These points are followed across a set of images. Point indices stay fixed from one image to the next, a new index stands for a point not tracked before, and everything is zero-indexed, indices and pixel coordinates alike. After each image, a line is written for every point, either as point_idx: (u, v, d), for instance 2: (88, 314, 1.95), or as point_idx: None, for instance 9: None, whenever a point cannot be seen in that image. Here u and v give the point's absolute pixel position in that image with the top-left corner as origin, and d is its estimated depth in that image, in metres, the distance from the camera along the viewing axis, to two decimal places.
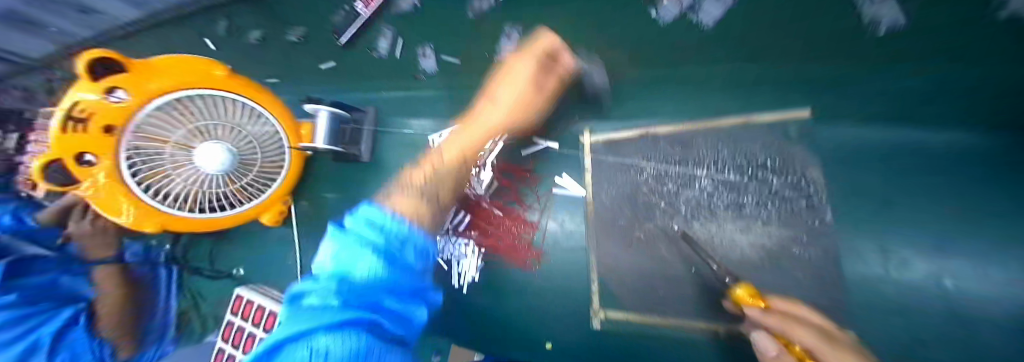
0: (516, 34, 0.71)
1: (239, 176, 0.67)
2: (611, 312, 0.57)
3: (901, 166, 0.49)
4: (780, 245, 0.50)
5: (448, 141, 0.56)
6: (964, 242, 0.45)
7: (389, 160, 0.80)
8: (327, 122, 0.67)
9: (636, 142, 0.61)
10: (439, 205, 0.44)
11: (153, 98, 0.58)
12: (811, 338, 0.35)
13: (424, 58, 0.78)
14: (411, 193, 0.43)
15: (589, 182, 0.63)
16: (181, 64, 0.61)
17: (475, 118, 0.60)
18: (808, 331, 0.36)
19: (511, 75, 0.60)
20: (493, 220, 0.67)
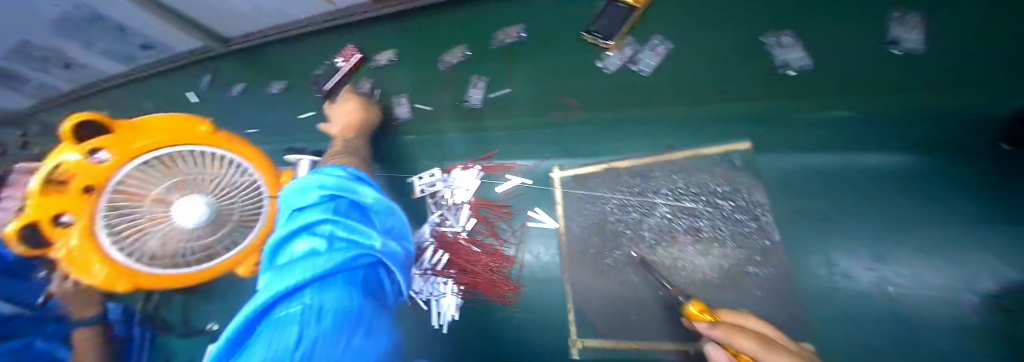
0: (483, 81, 0.82)
1: (218, 229, 0.64)
2: (588, 341, 0.58)
3: (828, 186, 0.56)
4: (738, 266, 0.53)
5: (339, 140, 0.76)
6: (889, 251, 0.51)
7: None
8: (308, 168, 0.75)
9: (599, 175, 0.66)
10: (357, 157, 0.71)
11: (130, 159, 0.66)
12: (749, 344, 0.37)
13: (399, 106, 0.83)
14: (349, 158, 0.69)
15: (560, 214, 0.66)
16: (177, 124, 0.76)
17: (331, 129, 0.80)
18: (750, 338, 0.38)
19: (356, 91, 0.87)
20: (472, 256, 0.67)
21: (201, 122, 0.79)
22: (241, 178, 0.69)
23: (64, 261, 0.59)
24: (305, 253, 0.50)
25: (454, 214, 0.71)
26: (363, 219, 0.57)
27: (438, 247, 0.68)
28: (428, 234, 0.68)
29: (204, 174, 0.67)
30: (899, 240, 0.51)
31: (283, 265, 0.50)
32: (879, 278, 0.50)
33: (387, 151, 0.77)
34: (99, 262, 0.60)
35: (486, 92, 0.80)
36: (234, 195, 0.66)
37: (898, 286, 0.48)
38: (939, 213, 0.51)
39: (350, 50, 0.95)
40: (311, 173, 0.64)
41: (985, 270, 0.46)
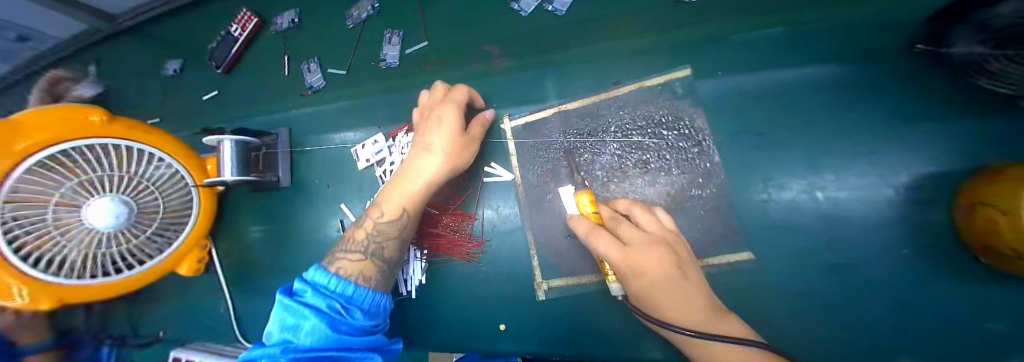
0: (396, 35, 0.70)
1: (137, 232, 0.62)
2: (553, 281, 0.61)
3: (765, 103, 0.58)
4: (683, 191, 0.56)
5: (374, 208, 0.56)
6: (816, 158, 0.55)
7: (320, 180, 0.76)
8: (231, 153, 0.66)
9: (549, 121, 0.64)
10: (388, 261, 0.53)
11: (20, 159, 0.51)
12: (583, 226, 0.50)
13: (310, 73, 0.76)
14: (355, 257, 0.51)
15: (515, 165, 0.65)
16: (70, 116, 0.54)
17: (403, 174, 0.55)
18: (583, 222, 0.51)
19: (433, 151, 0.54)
20: (430, 219, 0.67)
21: (93, 108, 0.57)
22: (157, 171, 0.63)
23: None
24: (292, 325, 0.43)
25: None
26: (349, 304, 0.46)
27: None
28: None
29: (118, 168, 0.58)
30: (828, 148, 0.55)
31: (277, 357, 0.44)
32: (805, 186, 0.55)
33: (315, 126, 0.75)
34: (20, 283, 0.53)
35: (401, 47, 0.70)
36: (156, 189, 0.63)
37: (821, 192, 0.54)
38: (865, 116, 0.54)
39: (246, 13, 0.78)
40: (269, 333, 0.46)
41: (889, 164, 0.52)
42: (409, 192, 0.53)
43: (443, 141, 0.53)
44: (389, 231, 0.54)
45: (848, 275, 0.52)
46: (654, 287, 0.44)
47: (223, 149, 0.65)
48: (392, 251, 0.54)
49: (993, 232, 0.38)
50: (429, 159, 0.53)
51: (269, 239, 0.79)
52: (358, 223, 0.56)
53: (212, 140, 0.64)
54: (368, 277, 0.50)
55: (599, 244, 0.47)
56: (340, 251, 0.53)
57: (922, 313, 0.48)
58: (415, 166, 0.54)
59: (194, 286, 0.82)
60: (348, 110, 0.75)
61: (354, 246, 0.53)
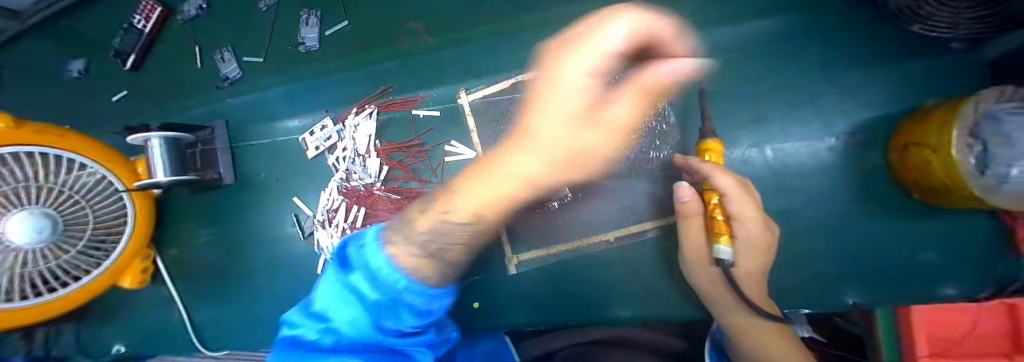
0: (314, 16, 0.64)
1: (61, 250, 0.55)
2: (523, 256, 0.62)
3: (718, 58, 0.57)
4: (642, 154, 0.56)
5: (450, 196, 0.33)
6: (765, 113, 0.57)
7: (268, 173, 0.71)
8: (162, 153, 0.59)
9: (506, 93, 0.61)
10: (453, 266, 0.35)
11: None
12: (727, 179, 0.42)
13: (225, 63, 0.70)
14: (409, 255, 0.31)
15: (476, 140, 0.61)
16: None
17: (490, 165, 0.32)
18: (727, 174, 0.42)
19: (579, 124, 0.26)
20: (392, 205, 0.61)
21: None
22: (84, 179, 0.57)
23: None
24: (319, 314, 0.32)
25: (361, 166, 0.63)
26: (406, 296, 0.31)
27: (352, 205, 0.63)
28: (336, 193, 0.63)
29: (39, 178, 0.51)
30: (777, 102, 0.56)
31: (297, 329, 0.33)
32: (755, 140, 0.57)
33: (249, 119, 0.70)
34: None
35: (320, 30, 0.64)
36: (84, 200, 0.56)
37: (769, 146, 0.56)
38: (810, 68, 0.55)
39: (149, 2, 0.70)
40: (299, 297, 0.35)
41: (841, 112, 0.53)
42: (490, 194, 0.29)
43: (542, 153, 0.26)
44: (457, 234, 0.32)
45: (794, 220, 0.56)
46: (748, 243, 0.44)
47: (151, 148, 0.58)
48: (457, 256, 0.35)
49: (925, 167, 0.41)
50: (535, 161, 0.27)
51: (222, 241, 0.74)
52: (430, 199, 0.36)
53: (135, 139, 0.56)
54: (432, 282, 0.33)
55: (744, 206, 0.42)
56: (393, 227, 0.35)
57: (854, 249, 0.54)
58: (503, 162, 0.29)
59: (142, 298, 0.75)
60: (289, 95, 0.69)
61: (409, 235, 0.33)
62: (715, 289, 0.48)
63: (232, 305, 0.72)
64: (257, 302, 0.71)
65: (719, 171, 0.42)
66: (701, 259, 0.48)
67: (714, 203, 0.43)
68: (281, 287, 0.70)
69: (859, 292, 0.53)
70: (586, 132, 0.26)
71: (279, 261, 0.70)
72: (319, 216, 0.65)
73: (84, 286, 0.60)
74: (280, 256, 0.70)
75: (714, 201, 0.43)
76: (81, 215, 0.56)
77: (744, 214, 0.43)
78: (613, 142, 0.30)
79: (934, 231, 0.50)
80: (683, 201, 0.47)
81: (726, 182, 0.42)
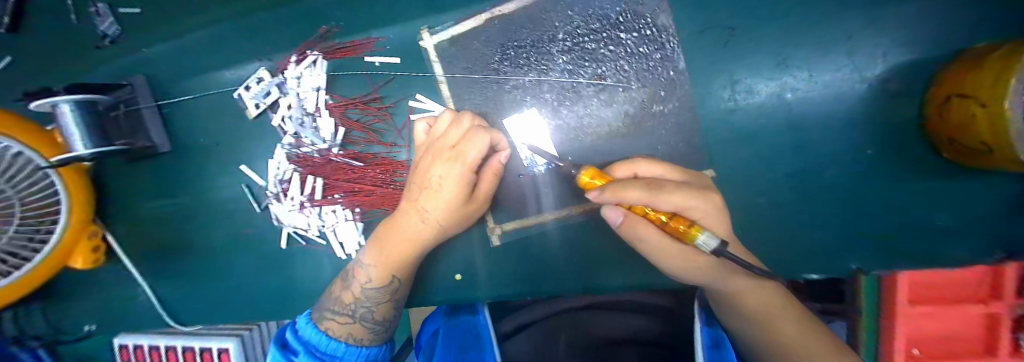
0: None
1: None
2: (507, 225, 0.56)
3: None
4: (643, 108, 0.47)
5: (362, 261, 0.49)
6: (790, 52, 0.46)
7: (206, 138, 0.61)
8: (79, 122, 0.48)
9: (482, 32, 0.50)
10: (381, 322, 0.49)
11: None
12: (637, 193, 0.30)
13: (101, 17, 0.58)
14: (343, 320, 0.47)
15: (446, 95, 0.52)
16: None
17: (398, 220, 0.47)
18: (634, 186, 0.31)
19: (448, 168, 0.42)
20: (355, 174, 0.55)
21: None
22: None
23: None
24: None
25: (311, 127, 0.53)
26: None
27: (306, 174, 0.55)
28: (286, 161, 0.55)
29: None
30: (806, 39, 0.46)
31: None
32: (775, 87, 0.47)
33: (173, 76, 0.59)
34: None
35: None
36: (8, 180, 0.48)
37: (791, 92, 0.47)
38: None
39: None
40: None
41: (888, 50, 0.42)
42: (410, 236, 0.47)
43: (441, 199, 0.44)
44: (379, 295, 0.48)
45: (807, 181, 0.49)
46: (708, 220, 0.34)
47: (61, 116, 0.47)
48: (384, 312, 0.49)
49: (968, 124, 0.32)
50: (436, 204, 0.45)
51: (171, 214, 0.67)
52: (349, 273, 0.51)
53: (37, 106, 0.45)
54: (359, 340, 0.47)
55: (669, 201, 0.31)
56: (325, 303, 0.50)
57: (872, 212, 0.48)
58: (420, 208, 0.45)
59: (101, 278, 0.71)
60: (213, 41, 0.57)
61: (341, 307, 0.48)
62: (697, 273, 0.38)
63: (197, 283, 0.67)
64: (224, 278, 0.66)
65: (620, 186, 0.31)
66: (682, 250, 0.36)
67: (651, 214, 0.32)
68: (246, 262, 0.65)
69: (867, 258, 0.48)
70: (435, 195, 0.44)
71: (240, 236, 0.64)
72: (272, 188, 0.57)
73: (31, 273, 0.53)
74: (237, 230, 0.64)
75: (651, 212, 0.32)
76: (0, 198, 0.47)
77: (680, 201, 0.32)
78: (482, 202, 0.48)
79: (964, 191, 0.44)
80: (618, 225, 0.37)
81: (634, 194, 0.31)
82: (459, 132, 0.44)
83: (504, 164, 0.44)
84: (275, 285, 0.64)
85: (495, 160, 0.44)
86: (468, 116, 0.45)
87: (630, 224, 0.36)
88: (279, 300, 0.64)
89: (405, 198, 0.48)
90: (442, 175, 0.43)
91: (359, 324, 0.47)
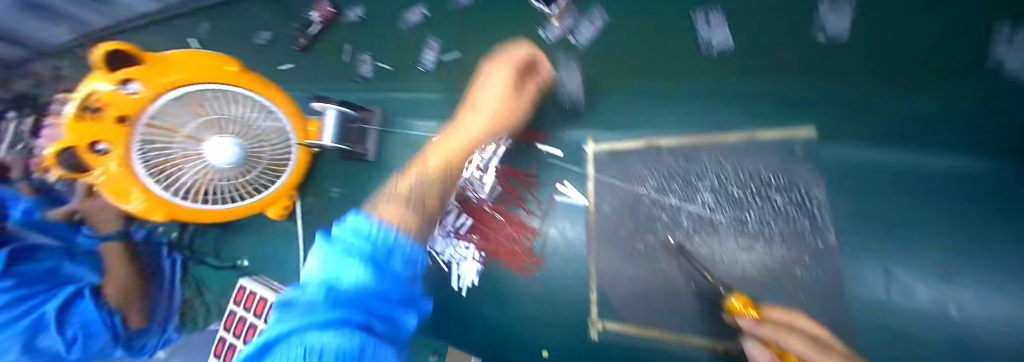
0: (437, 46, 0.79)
1: (247, 171, 0.74)
2: (611, 324, 0.58)
3: (885, 187, 0.45)
4: (782, 265, 0.50)
5: (421, 170, 0.61)
6: None
7: (397, 160, 0.82)
8: (333, 122, 0.74)
9: (638, 154, 0.61)
10: (421, 210, 0.53)
11: (162, 94, 0.64)
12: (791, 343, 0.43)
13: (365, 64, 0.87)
14: (396, 204, 0.50)
15: (591, 191, 0.64)
16: (199, 62, 0.68)
17: (453, 131, 0.68)
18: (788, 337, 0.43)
19: (493, 85, 0.68)
20: (496, 224, 0.68)
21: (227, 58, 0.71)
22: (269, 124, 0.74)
23: (108, 183, 0.66)
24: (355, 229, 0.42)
25: (479, 181, 0.69)
26: (392, 295, 0.39)
27: (461, 213, 0.69)
28: (452, 198, 0.70)
29: (231, 115, 0.69)
30: None
31: (266, 346, 0.31)
32: None
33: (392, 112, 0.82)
34: (138, 190, 0.67)
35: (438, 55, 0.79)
36: (267, 142, 0.74)
37: None
38: None
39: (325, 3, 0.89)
40: (319, 254, 0.40)
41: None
42: (466, 137, 0.66)
43: (486, 111, 0.67)
44: (427, 191, 0.57)
45: None
46: None
47: (327, 116, 0.74)
48: (431, 205, 0.57)
49: None
50: (477, 122, 0.67)
51: (343, 203, 0.87)
52: (391, 187, 0.58)
53: (320, 107, 0.73)
54: (405, 220, 0.48)
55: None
56: (379, 201, 0.53)
57: None
58: (458, 130, 0.67)
59: (271, 230, 0.91)
60: (434, 100, 0.80)
61: (395, 202, 0.51)
62: None
63: None
64: None
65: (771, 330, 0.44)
66: None
67: None
68: None
69: None
70: (511, 100, 0.67)
71: None
72: None
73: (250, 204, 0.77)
74: None
75: None
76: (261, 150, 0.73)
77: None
78: (518, 104, 0.67)
79: None
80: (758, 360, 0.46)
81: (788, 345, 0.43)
82: (501, 76, 0.68)
83: (551, 87, 0.68)
84: None
85: (536, 84, 0.67)
86: (513, 53, 0.69)
87: None
88: None
89: (441, 138, 0.68)
90: (488, 93, 0.68)
91: (410, 204, 0.52)
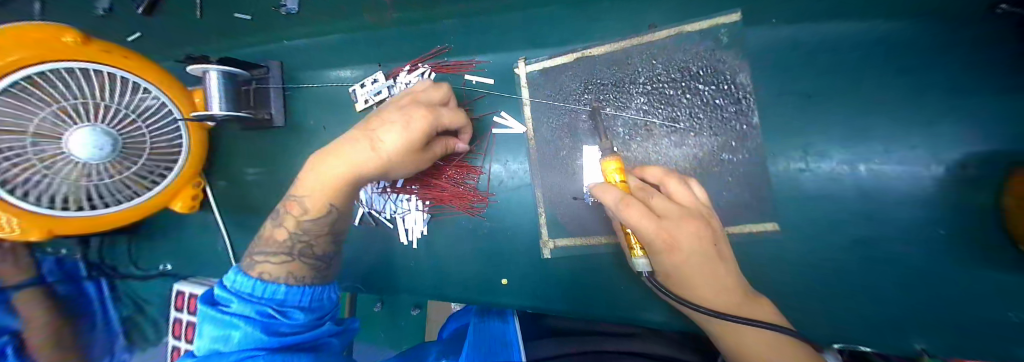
0: None
1: (123, 166, 0.53)
2: (560, 241, 0.59)
3: (784, 57, 0.50)
4: (711, 154, 0.51)
5: (295, 195, 0.49)
6: (866, 125, 0.47)
7: (314, 121, 0.72)
8: (219, 86, 0.59)
9: (571, 67, 0.58)
10: (320, 259, 0.51)
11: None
12: (613, 195, 0.43)
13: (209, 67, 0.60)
14: (278, 259, 0.47)
15: (528, 116, 0.60)
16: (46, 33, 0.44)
17: (341, 147, 0.46)
18: (613, 191, 0.43)
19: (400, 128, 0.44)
20: (434, 170, 0.63)
21: (69, 29, 0.46)
22: (143, 100, 0.53)
23: None
24: (220, 334, 0.39)
25: None
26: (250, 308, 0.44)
27: None
28: None
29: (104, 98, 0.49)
30: (886, 114, 0.47)
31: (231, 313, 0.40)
32: (849, 156, 0.48)
33: (300, 66, 0.72)
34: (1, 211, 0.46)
35: None
36: (141, 121, 0.53)
37: (865, 164, 0.48)
38: (939, 80, 0.44)
39: None
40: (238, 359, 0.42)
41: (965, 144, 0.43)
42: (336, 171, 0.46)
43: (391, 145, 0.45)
44: (316, 228, 0.50)
45: (874, 254, 0.48)
46: (691, 265, 0.42)
47: (209, 80, 0.58)
48: (322, 247, 0.51)
49: None
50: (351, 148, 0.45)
51: (262, 180, 0.76)
52: (280, 210, 0.50)
53: (196, 70, 0.56)
54: (300, 277, 0.48)
55: (630, 221, 0.41)
56: (260, 247, 0.49)
57: (941, 298, 0.46)
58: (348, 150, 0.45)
59: (192, 224, 0.81)
60: (341, 43, 0.68)
61: (275, 246, 0.48)
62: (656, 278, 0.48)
63: None
64: None
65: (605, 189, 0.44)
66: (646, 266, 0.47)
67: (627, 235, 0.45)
68: None
69: (933, 340, 0.46)
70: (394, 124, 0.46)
71: None
72: None
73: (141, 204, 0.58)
74: None
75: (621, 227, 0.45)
76: (135, 133, 0.53)
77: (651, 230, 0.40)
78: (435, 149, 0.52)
79: None
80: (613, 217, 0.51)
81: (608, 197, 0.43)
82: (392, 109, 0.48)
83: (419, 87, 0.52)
84: None
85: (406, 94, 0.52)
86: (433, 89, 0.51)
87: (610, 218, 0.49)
88: None
89: (347, 136, 0.47)
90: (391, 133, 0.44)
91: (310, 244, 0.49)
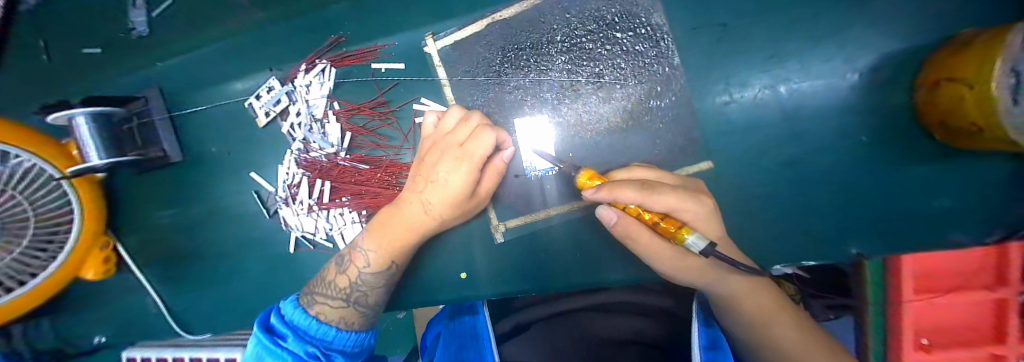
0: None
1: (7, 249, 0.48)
2: (510, 222, 0.57)
3: None
4: (640, 103, 0.49)
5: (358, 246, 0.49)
6: (780, 46, 0.47)
7: (218, 147, 0.64)
8: (93, 134, 0.50)
9: (483, 36, 0.53)
10: (374, 308, 0.50)
11: None
12: (630, 192, 0.32)
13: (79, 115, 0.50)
14: (336, 303, 0.47)
15: (449, 97, 0.54)
16: None
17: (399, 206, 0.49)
18: (629, 186, 0.33)
19: (456, 165, 0.45)
20: (361, 176, 0.57)
21: None
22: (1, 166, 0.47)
23: None
24: None
25: (319, 133, 0.57)
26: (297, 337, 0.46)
27: (315, 178, 0.58)
28: (297, 166, 0.58)
29: None
30: (797, 31, 0.46)
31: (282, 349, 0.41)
32: (768, 80, 0.48)
33: (185, 89, 0.62)
34: None
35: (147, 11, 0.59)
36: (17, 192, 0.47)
37: (783, 85, 0.48)
38: None
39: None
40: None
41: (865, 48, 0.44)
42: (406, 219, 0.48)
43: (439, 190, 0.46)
44: (374, 281, 0.49)
45: (804, 172, 0.49)
46: (699, 225, 0.37)
47: (77, 128, 0.49)
48: (376, 297, 0.50)
49: (954, 107, 0.33)
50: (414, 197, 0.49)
51: (182, 224, 0.69)
52: (342, 258, 0.50)
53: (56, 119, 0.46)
54: (349, 323, 0.47)
55: (661, 202, 0.33)
56: (317, 287, 0.49)
57: (868, 201, 0.47)
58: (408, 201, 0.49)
59: (116, 286, 0.72)
60: (222, 53, 0.59)
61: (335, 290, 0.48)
62: (694, 277, 0.39)
63: (211, 287, 0.69)
64: (240, 276, 0.68)
65: (617, 186, 0.33)
66: (677, 258, 0.39)
67: (645, 215, 0.34)
68: (257, 267, 0.67)
69: (867, 243, 0.47)
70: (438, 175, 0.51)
71: (255, 243, 0.67)
72: (281, 193, 0.61)
73: (44, 282, 0.53)
74: (250, 233, 0.67)
75: (644, 213, 0.34)
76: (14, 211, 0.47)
77: (674, 202, 0.34)
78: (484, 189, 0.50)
79: (957, 177, 0.44)
80: (613, 225, 0.38)
81: (630, 194, 0.32)
82: (462, 129, 0.46)
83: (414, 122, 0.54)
84: (278, 289, 0.66)
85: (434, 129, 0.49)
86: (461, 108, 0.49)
87: (624, 226, 0.37)
88: (275, 290, 0.66)
89: (406, 189, 0.50)
90: (450, 171, 0.45)
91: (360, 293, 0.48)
